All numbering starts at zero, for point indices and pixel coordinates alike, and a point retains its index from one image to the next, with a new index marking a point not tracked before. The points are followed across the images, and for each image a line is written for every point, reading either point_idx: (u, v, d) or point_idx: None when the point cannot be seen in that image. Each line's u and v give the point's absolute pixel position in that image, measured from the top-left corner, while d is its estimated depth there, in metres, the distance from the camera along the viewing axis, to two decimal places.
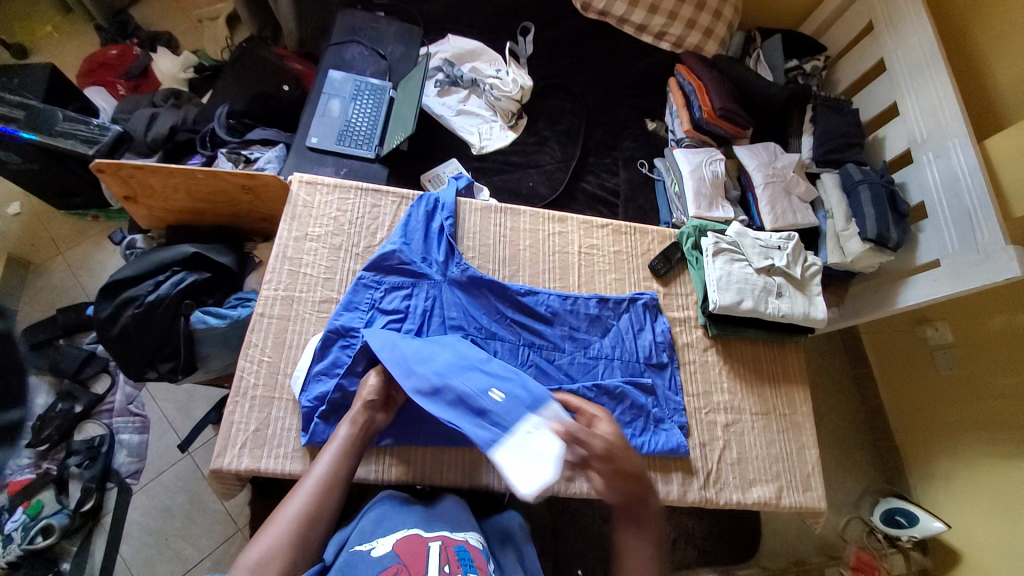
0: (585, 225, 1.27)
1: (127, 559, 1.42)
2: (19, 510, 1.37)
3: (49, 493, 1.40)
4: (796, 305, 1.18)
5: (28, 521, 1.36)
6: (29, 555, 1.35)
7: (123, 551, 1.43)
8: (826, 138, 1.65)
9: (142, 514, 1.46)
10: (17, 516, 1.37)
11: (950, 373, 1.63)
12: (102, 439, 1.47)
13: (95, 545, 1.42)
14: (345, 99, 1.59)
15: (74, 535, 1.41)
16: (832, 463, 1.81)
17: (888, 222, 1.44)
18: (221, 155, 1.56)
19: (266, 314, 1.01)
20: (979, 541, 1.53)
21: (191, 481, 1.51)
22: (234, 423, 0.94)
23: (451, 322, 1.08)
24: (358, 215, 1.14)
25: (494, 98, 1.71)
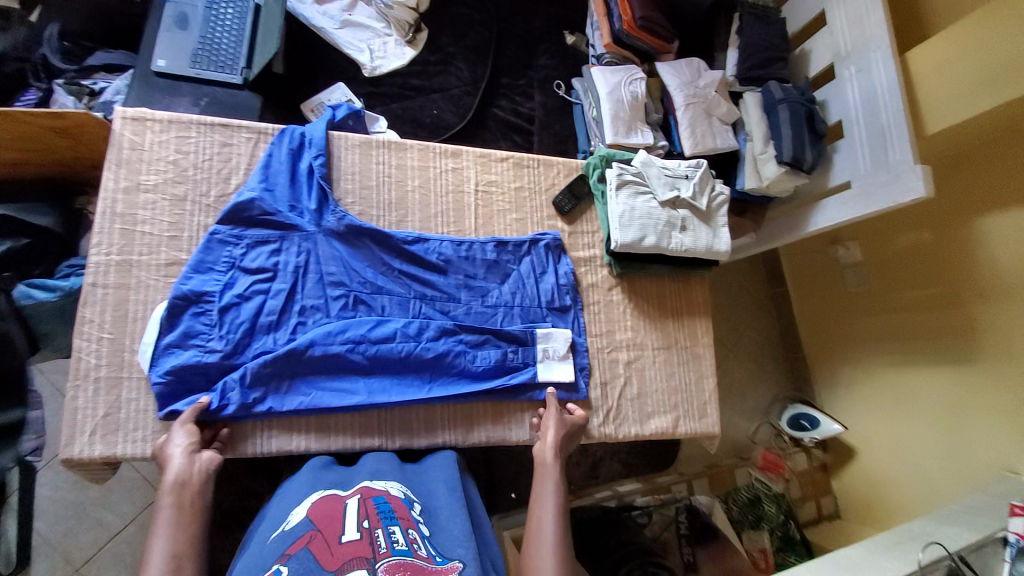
0: (482, 159, 1.16)
1: (46, 537, 1.28)
2: None
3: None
4: (699, 238, 1.14)
5: None
6: None
7: (40, 527, 1.28)
8: (749, 52, 1.54)
9: (52, 489, 1.31)
10: None
11: (857, 288, 1.70)
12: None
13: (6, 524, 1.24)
14: (198, 9, 1.30)
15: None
16: (751, 377, 1.92)
17: (804, 144, 1.40)
18: (56, 87, 1.27)
19: (99, 283, 0.89)
20: (873, 439, 1.69)
21: None
22: (78, 411, 0.86)
23: (330, 278, 0.96)
24: (204, 156, 0.98)
25: (385, 6, 1.44)
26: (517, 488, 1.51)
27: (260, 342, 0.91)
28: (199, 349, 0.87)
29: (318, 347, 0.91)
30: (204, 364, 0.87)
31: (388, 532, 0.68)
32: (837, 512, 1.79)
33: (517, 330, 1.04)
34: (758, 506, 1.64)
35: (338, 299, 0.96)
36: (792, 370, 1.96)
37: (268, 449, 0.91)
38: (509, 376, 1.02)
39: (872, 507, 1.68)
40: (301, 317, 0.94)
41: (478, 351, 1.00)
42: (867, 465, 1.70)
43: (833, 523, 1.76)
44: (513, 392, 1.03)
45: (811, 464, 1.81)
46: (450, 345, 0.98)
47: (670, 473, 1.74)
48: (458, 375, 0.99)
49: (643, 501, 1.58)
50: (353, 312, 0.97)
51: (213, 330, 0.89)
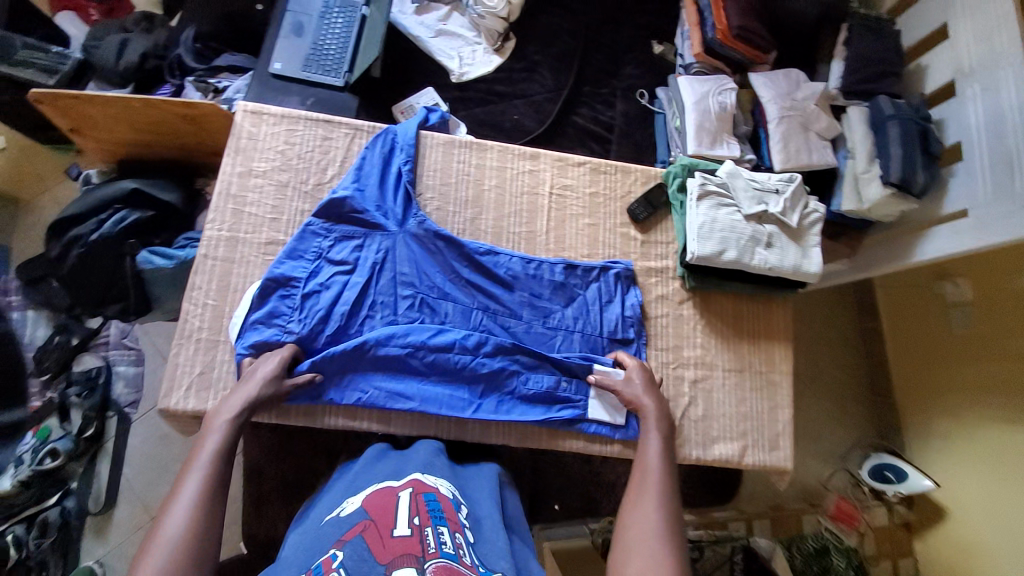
0: (559, 163, 1.16)
1: (133, 481, 1.44)
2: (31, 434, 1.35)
3: (55, 419, 1.38)
4: (785, 257, 1.07)
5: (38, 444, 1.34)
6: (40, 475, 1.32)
7: (128, 472, 1.44)
8: (858, 64, 1.42)
9: (142, 441, 1.46)
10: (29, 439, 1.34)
11: (961, 331, 1.49)
12: (99, 370, 1.44)
13: (101, 467, 1.42)
14: (313, 17, 1.44)
15: (81, 457, 1.40)
16: (832, 417, 1.74)
17: (915, 165, 1.26)
18: (188, 84, 1.47)
19: (210, 255, 1.00)
20: (962, 496, 1.48)
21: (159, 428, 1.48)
22: (180, 366, 0.96)
23: (402, 278, 1.01)
24: (306, 149, 1.08)
25: (477, 15, 1.51)
26: (561, 499, 1.48)
27: (332, 333, 0.97)
28: (280, 328, 0.95)
29: (379, 348, 0.96)
30: (282, 343, 0.94)
31: (436, 531, 0.69)
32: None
33: (574, 363, 1.01)
34: (825, 557, 1.49)
35: (406, 299, 1.01)
36: (882, 415, 1.75)
37: (334, 425, 0.98)
38: (557, 408, 1.01)
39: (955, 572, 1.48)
40: (370, 311, 0.99)
41: (532, 374, 1.00)
42: (954, 529, 1.49)
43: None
44: (562, 425, 1.01)
45: (892, 521, 1.61)
46: (506, 365, 1.00)
47: (728, 509, 1.62)
48: (510, 396, 1.00)
49: (696, 534, 1.47)
50: (417, 314, 1.01)
51: (294, 312, 0.96)
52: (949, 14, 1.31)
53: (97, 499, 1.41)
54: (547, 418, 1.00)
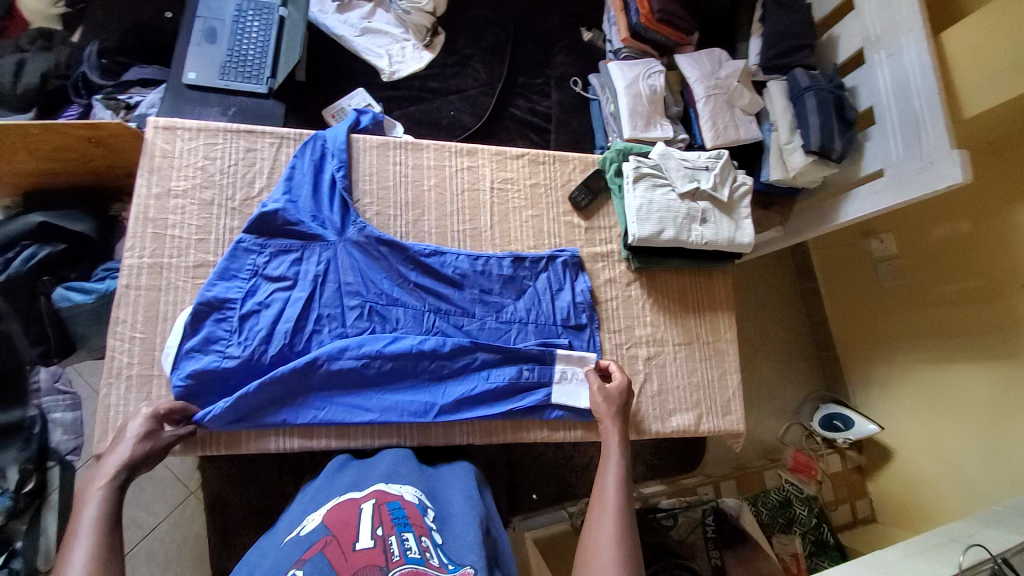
0: (497, 156, 1.16)
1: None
2: None
3: None
4: (721, 230, 1.11)
5: None
6: None
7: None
8: (773, 40, 1.50)
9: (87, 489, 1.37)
10: None
11: (891, 283, 1.62)
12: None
13: (47, 522, 1.20)
14: (227, 23, 1.36)
15: (23, 514, 1.16)
16: (779, 374, 1.85)
17: (832, 132, 1.35)
18: (96, 103, 1.37)
19: (132, 286, 0.94)
20: (908, 439, 1.61)
21: None
22: (112, 406, 0.90)
23: (348, 288, 0.98)
24: (230, 162, 1.02)
25: (402, 11, 1.49)
26: (538, 488, 1.51)
27: (276, 351, 0.92)
28: (220, 353, 0.90)
29: (332, 362, 0.93)
30: (223, 368, 0.90)
31: (401, 538, 0.68)
32: (872, 516, 1.70)
33: (534, 348, 1.03)
34: (789, 509, 1.59)
35: (353, 309, 0.98)
36: (825, 368, 1.87)
37: (289, 447, 0.95)
38: (519, 396, 1.02)
39: (909, 510, 1.59)
40: (316, 326, 0.96)
41: (493, 368, 1.01)
42: (903, 466, 1.62)
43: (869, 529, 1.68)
44: (524, 412, 1.02)
45: (845, 467, 1.73)
46: (467, 363, 0.99)
47: (696, 475, 1.70)
48: (470, 396, 0.98)
49: (668, 503, 1.55)
50: (367, 323, 0.99)
51: (233, 336, 0.91)
52: None
53: (49, 556, 1.21)
54: (511, 409, 1.01)
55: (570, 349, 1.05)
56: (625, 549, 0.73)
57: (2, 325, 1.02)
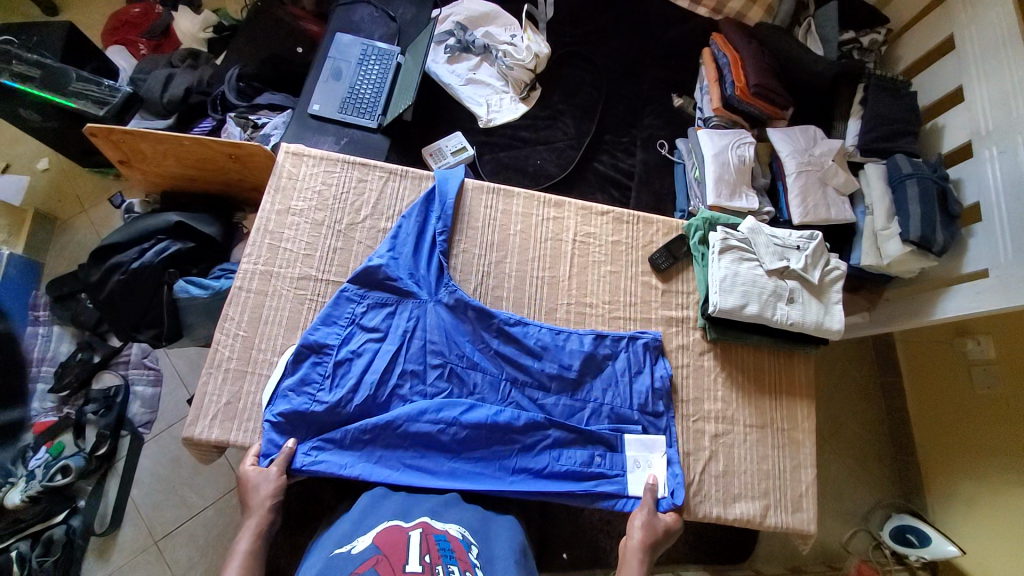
0: (583, 211, 1.18)
1: (139, 504, 1.43)
2: (43, 449, 1.39)
3: (69, 436, 1.41)
4: (808, 313, 1.07)
5: (50, 459, 1.37)
6: (49, 492, 1.34)
7: (135, 495, 1.44)
8: (874, 123, 1.48)
9: (153, 463, 1.47)
10: (40, 454, 1.38)
11: (985, 390, 1.46)
12: (117, 389, 1.48)
13: (109, 487, 1.43)
14: (351, 64, 1.56)
15: (90, 477, 1.41)
16: (847, 469, 1.69)
17: (935, 224, 1.30)
18: (230, 120, 1.58)
19: (244, 288, 1.03)
20: (991, 570, 1.41)
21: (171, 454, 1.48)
22: (207, 395, 0.98)
23: (431, 347, 1.01)
24: (343, 189, 1.11)
25: (506, 66, 1.61)
26: (570, 548, 1.43)
27: (361, 402, 0.96)
28: (310, 397, 0.95)
29: (410, 424, 0.95)
30: (311, 412, 0.94)
31: (447, 570, 0.68)
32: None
33: (607, 434, 1.01)
34: None
35: (434, 368, 1.01)
36: (902, 472, 1.69)
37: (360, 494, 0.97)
38: (592, 483, 0.99)
39: None
40: (399, 381, 1.00)
41: (565, 450, 0.99)
42: None
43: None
44: (594, 500, 0.99)
45: None
46: (539, 440, 0.99)
47: (745, 569, 1.55)
48: (539, 474, 0.98)
49: None
50: (446, 384, 1.01)
51: (325, 381, 0.97)
52: (963, 77, 1.37)
53: (103, 520, 1.41)
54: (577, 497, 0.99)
55: (641, 437, 1.02)
56: None
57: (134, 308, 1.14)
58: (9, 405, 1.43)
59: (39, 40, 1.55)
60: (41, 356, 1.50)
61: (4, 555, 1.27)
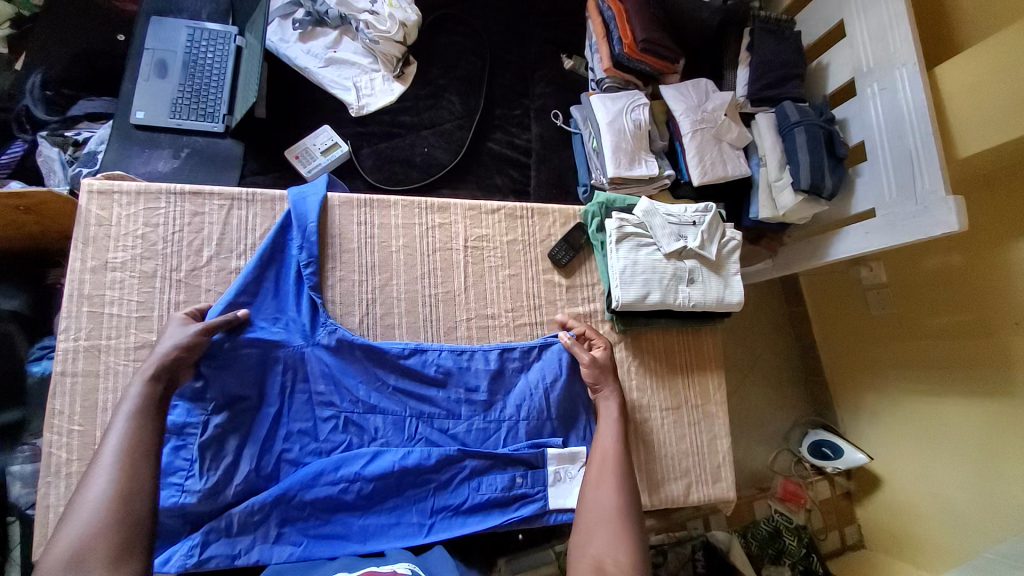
0: (471, 212, 1.07)
1: None
2: None
3: None
4: (709, 291, 1.06)
5: None
6: None
7: None
8: (763, 70, 1.44)
9: None
10: None
11: (880, 312, 1.58)
12: None
13: None
14: (177, 54, 1.27)
15: None
16: (763, 400, 1.80)
17: (822, 170, 1.31)
18: (40, 139, 1.29)
19: (68, 372, 0.84)
20: (895, 469, 1.57)
21: None
22: (50, 509, 0.81)
23: (319, 399, 0.90)
24: (174, 229, 0.91)
25: (370, 41, 1.38)
26: None
27: (243, 480, 0.83)
28: (177, 488, 0.80)
29: (306, 491, 0.85)
30: (182, 505, 0.79)
31: None
32: (861, 541, 1.67)
33: (527, 453, 0.96)
34: (779, 540, 1.54)
35: (327, 421, 0.90)
36: (815, 392, 1.83)
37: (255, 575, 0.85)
38: (516, 506, 0.95)
39: (898, 538, 1.55)
40: (286, 445, 0.88)
41: (484, 478, 0.94)
42: (896, 494, 1.56)
43: (857, 555, 1.63)
44: (522, 522, 0.95)
45: (834, 492, 1.70)
46: (455, 474, 0.93)
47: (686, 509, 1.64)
48: (460, 509, 0.92)
49: (657, 538, 1.48)
50: (343, 436, 0.91)
51: (194, 466, 0.81)
52: (845, 11, 1.35)
53: None
54: (503, 522, 0.93)
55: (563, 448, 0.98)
56: (624, 499, 0.81)
57: None
58: None
59: None
60: None
61: None
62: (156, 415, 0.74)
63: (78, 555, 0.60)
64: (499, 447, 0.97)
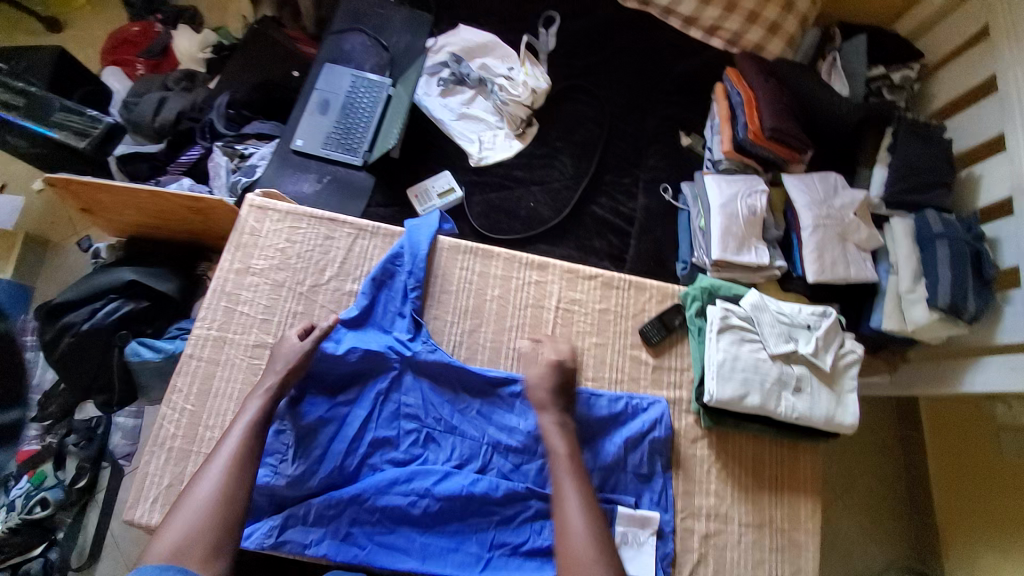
0: (568, 274, 1.08)
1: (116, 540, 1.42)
2: (25, 477, 1.36)
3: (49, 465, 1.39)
4: (816, 404, 0.96)
5: (31, 489, 1.34)
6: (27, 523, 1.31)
7: (113, 528, 1.43)
8: (902, 174, 1.34)
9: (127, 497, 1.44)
10: (22, 483, 1.35)
11: (1016, 458, 1.30)
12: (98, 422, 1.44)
13: (89, 517, 1.41)
14: (340, 96, 1.48)
15: (71, 507, 1.38)
16: (856, 530, 1.53)
17: (966, 290, 1.18)
18: (216, 148, 1.53)
19: (195, 356, 0.96)
20: None
21: None
22: (149, 475, 0.90)
23: (406, 411, 0.95)
24: (308, 248, 1.03)
25: (500, 101, 1.52)
26: None
27: (327, 474, 0.89)
28: (273, 468, 0.88)
29: (378, 497, 0.88)
30: (272, 486, 0.87)
31: None
32: None
33: (596, 506, 0.90)
34: None
35: (409, 434, 0.94)
36: (917, 532, 1.53)
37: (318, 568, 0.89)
38: None
39: None
40: (370, 449, 0.93)
41: (548, 522, 0.91)
42: None
43: None
44: None
45: None
46: (519, 512, 0.91)
47: None
48: (518, 550, 0.89)
49: None
50: (421, 450, 0.94)
51: (289, 451, 0.89)
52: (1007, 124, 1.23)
53: (81, 553, 1.39)
54: None
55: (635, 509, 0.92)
56: None
57: (87, 373, 1.15)
58: None
59: (29, 65, 1.60)
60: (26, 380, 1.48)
61: None
62: (263, 430, 0.85)
63: (179, 547, 0.71)
64: None
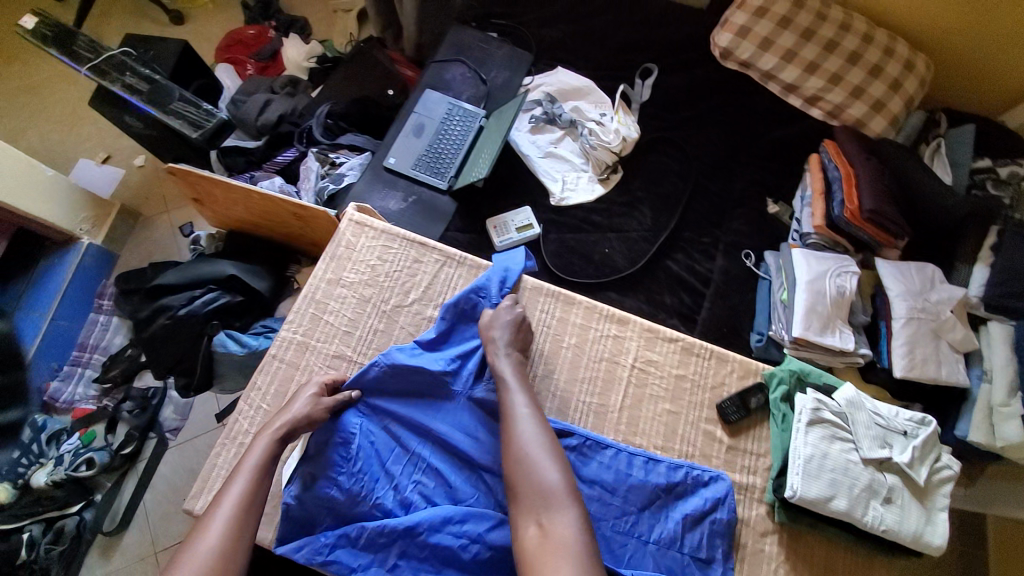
0: (649, 334, 1.06)
1: (148, 511, 1.44)
2: (75, 435, 1.43)
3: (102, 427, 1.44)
4: (906, 520, 0.88)
5: (80, 446, 1.41)
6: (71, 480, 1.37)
7: (146, 500, 1.44)
8: (1008, 276, 1.24)
9: (170, 469, 1.47)
10: (72, 439, 1.42)
11: None
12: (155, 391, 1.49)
13: (126, 485, 1.45)
14: (434, 121, 1.53)
15: (112, 472, 1.44)
16: None
17: None
18: (312, 155, 1.58)
19: (279, 356, 1.00)
20: None
21: (179, 477, 1.46)
22: (216, 467, 0.94)
23: (464, 447, 0.92)
24: (396, 268, 1.06)
25: (589, 145, 1.53)
26: None
27: (381, 499, 0.89)
28: (334, 484, 0.89)
29: (432, 534, 0.84)
30: (331, 500, 0.89)
31: None
32: None
33: None
34: None
35: (465, 471, 0.91)
36: None
37: None
38: None
39: None
40: (424, 478, 0.91)
41: None
42: None
43: None
44: None
45: None
46: None
47: None
48: None
49: None
50: (474, 491, 0.90)
51: (348, 467, 0.91)
52: None
53: (112, 520, 1.42)
54: None
55: None
56: None
57: (176, 354, 1.22)
58: (9, 405, 1.44)
59: (153, 53, 1.69)
60: (98, 343, 1.55)
61: (17, 536, 1.29)
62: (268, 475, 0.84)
63: None
64: (621, 567, 0.86)
